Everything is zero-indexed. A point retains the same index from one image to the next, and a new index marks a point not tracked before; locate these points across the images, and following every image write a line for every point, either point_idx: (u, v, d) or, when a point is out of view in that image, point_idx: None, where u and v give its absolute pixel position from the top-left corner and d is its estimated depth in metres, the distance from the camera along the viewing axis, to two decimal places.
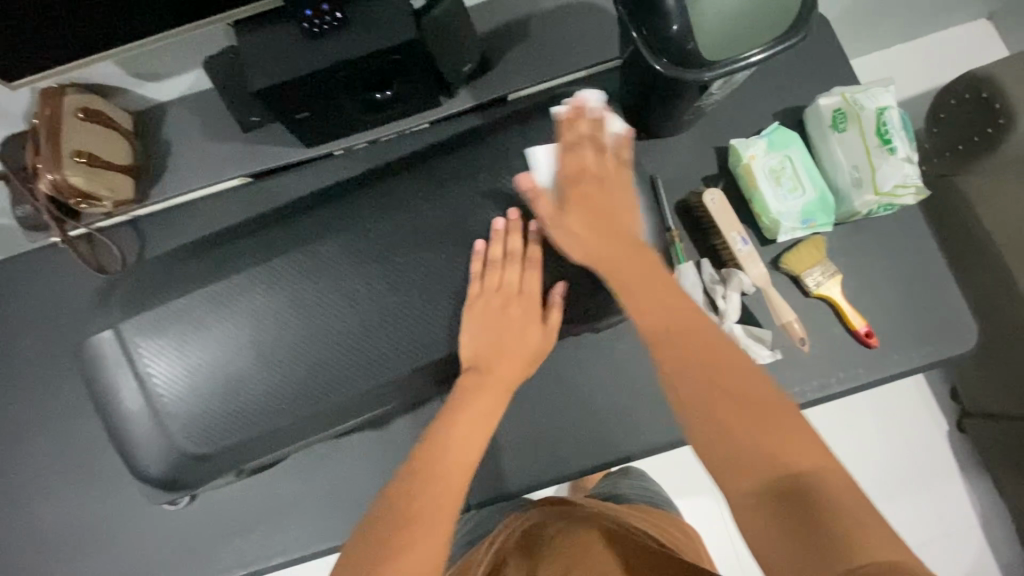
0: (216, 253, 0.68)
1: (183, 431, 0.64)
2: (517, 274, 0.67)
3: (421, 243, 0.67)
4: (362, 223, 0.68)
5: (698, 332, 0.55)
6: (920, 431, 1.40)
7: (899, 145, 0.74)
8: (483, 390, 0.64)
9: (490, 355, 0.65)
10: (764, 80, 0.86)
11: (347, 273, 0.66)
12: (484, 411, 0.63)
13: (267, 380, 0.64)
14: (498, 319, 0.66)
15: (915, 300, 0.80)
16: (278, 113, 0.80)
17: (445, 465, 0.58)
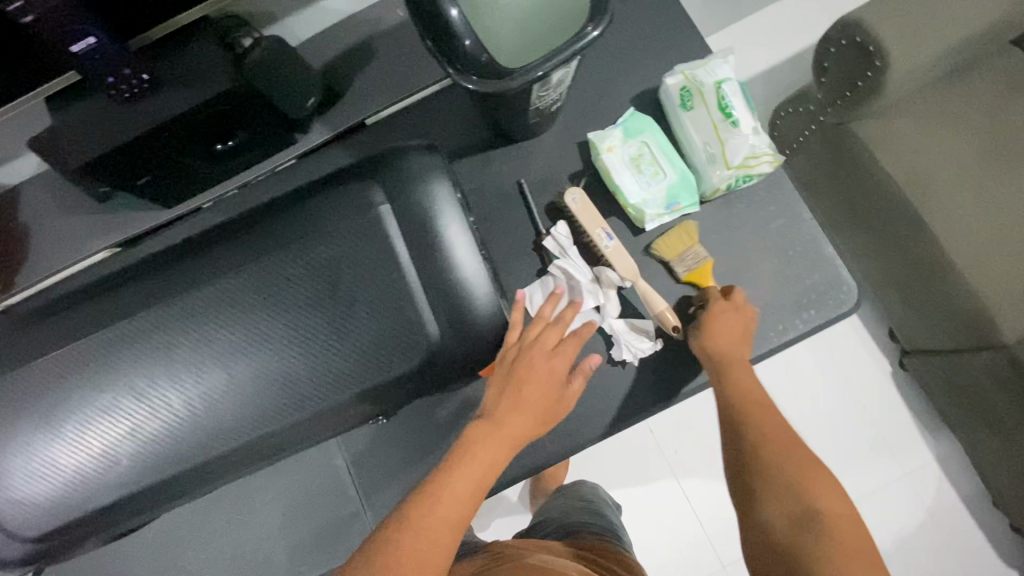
0: (46, 312, 0.59)
1: (16, 517, 0.55)
2: (554, 336, 0.67)
3: (274, 269, 0.56)
4: (213, 257, 0.57)
5: (766, 407, 0.71)
6: (867, 381, 1.41)
7: (741, 117, 0.73)
8: (487, 447, 0.63)
9: (510, 411, 0.65)
10: (614, 67, 0.85)
11: (190, 314, 0.56)
12: (483, 465, 0.62)
13: (104, 453, 0.54)
14: (527, 377, 0.65)
15: (790, 267, 0.79)
16: (116, 181, 0.78)
17: (435, 516, 0.58)
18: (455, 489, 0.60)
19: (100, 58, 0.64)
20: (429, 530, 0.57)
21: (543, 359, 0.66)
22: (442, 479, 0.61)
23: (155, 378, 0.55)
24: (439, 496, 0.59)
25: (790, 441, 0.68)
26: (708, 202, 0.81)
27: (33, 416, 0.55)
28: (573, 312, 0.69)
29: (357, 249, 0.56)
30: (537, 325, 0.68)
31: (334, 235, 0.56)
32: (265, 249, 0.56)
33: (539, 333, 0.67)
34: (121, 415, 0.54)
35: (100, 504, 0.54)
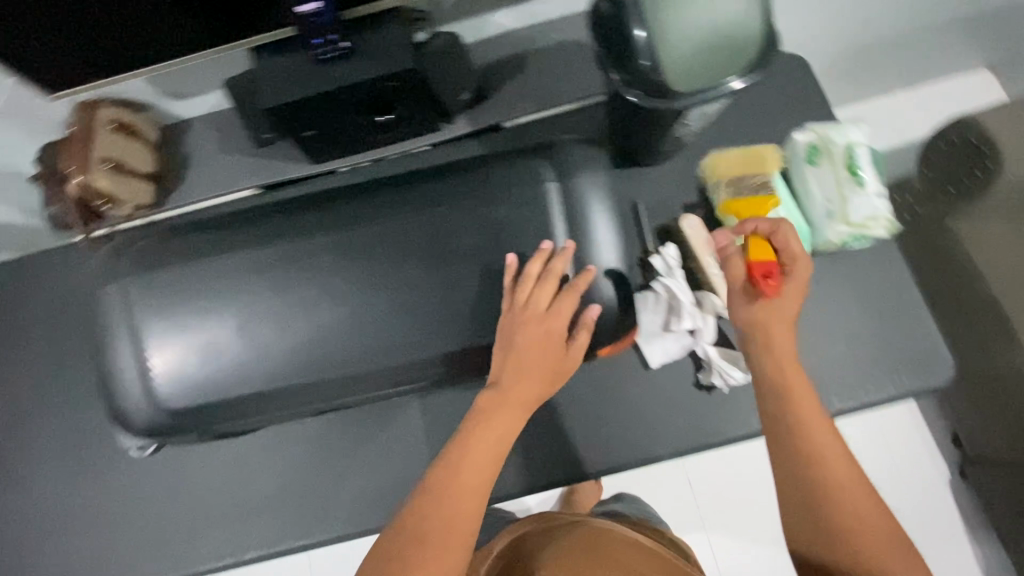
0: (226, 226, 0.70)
1: (166, 386, 0.64)
2: (545, 295, 0.66)
3: (446, 227, 0.69)
4: (396, 207, 0.70)
5: (829, 453, 0.63)
6: (920, 479, 1.36)
7: (867, 179, 0.78)
8: (498, 415, 0.65)
9: (515, 374, 0.65)
10: (744, 117, 0.91)
11: (374, 248, 0.68)
12: (495, 436, 0.64)
13: (258, 348, 0.65)
14: (524, 342, 0.65)
15: (888, 334, 0.81)
16: (287, 130, 0.87)
17: (459, 486, 0.61)
18: (472, 454, 0.63)
19: (315, 21, 0.74)
20: (454, 498, 0.61)
21: (536, 322, 0.65)
22: (461, 446, 0.64)
23: (318, 294, 0.67)
24: (463, 463, 0.63)
25: (854, 504, 0.61)
26: (816, 255, 0.84)
27: (217, 303, 0.66)
28: (558, 263, 0.66)
29: (518, 228, 0.70)
30: (528, 283, 0.66)
31: (500, 210, 0.69)
32: (443, 210, 0.70)
33: (528, 293, 0.65)
34: (293, 315, 0.66)
35: (240, 391, 0.64)
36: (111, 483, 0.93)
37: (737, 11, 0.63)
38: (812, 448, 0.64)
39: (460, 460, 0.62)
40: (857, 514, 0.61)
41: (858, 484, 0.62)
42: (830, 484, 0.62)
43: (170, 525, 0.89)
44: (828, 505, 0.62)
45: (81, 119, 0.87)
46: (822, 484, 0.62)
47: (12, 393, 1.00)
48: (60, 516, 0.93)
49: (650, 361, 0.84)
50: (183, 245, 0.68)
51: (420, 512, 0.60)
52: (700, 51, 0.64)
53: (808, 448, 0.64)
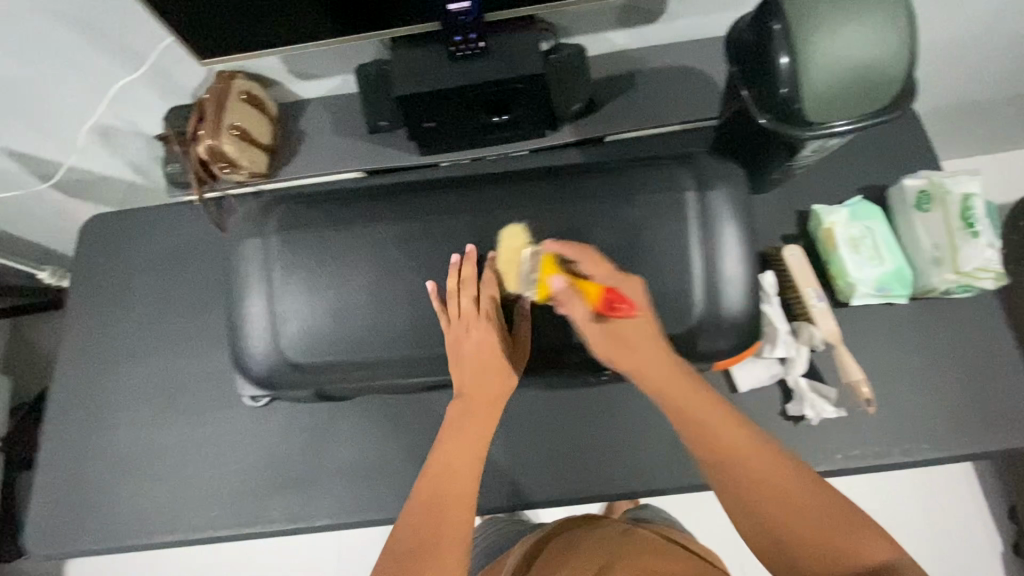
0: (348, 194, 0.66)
1: (290, 340, 0.64)
2: (470, 298, 0.63)
3: (585, 222, 0.63)
4: (538, 195, 0.65)
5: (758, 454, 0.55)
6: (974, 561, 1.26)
7: (982, 231, 0.77)
8: (469, 420, 0.63)
9: (471, 380, 0.63)
10: (851, 158, 0.91)
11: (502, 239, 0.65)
12: (470, 441, 0.62)
13: (374, 318, 0.64)
14: (471, 350, 0.63)
15: (984, 390, 0.80)
16: (408, 120, 0.90)
17: (444, 496, 0.58)
18: (452, 455, 0.61)
19: (462, 19, 0.78)
20: (447, 496, 0.57)
21: (470, 329, 0.63)
22: (438, 457, 0.62)
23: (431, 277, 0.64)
24: (449, 473, 0.59)
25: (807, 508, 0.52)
26: (913, 302, 0.84)
27: (339, 273, 0.64)
28: (488, 270, 0.64)
29: (662, 234, 0.62)
30: (456, 299, 0.62)
31: (648, 210, 0.62)
32: (585, 204, 0.64)
33: (456, 303, 0.62)
34: (412, 295, 0.63)
35: (355, 357, 0.63)
36: (171, 439, 0.91)
37: (886, 48, 0.65)
38: (718, 458, 0.56)
39: (435, 477, 0.59)
40: (793, 493, 0.53)
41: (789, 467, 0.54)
42: (755, 475, 0.54)
43: (228, 488, 0.87)
44: (768, 507, 0.53)
45: (217, 86, 0.92)
46: (738, 491, 0.55)
47: (83, 334, 0.98)
48: (115, 466, 0.91)
49: (737, 388, 0.81)
50: (316, 207, 0.66)
51: (411, 522, 0.56)
52: (847, 85, 0.66)
53: (722, 447, 0.56)
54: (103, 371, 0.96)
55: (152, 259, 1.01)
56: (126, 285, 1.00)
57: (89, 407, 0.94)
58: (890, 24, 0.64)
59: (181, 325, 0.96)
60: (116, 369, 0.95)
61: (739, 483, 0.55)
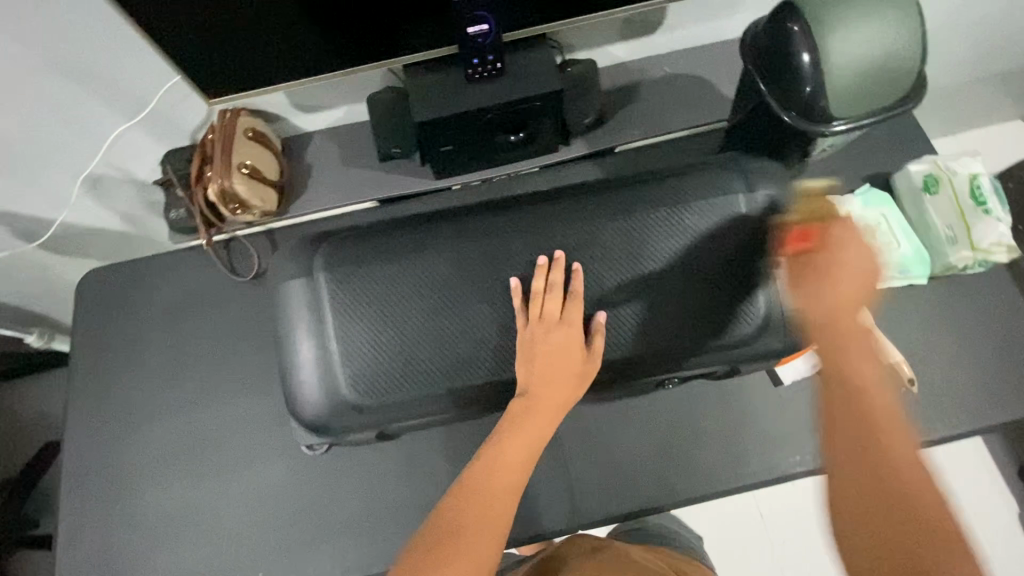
0: (405, 222, 0.66)
1: (348, 377, 0.61)
2: (558, 304, 0.60)
3: (642, 227, 0.64)
4: (588, 207, 0.65)
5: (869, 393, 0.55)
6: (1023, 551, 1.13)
7: (993, 207, 0.82)
8: (530, 424, 0.57)
9: (541, 382, 0.58)
10: (856, 149, 0.95)
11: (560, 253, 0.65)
12: (524, 444, 0.56)
13: (437, 347, 0.62)
14: (544, 353, 0.59)
15: (1007, 358, 0.84)
16: (426, 145, 0.89)
17: (489, 492, 0.53)
18: (505, 459, 0.55)
19: (480, 42, 0.78)
20: (486, 500, 0.53)
21: (548, 328, 0.60)
22: (490, 451, 0.56)
23: (495, 299, 0.62)
24: (496, 466, 0.55)
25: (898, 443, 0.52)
26: (932, 282, 0.87)
27: (397, 304, 0.62)
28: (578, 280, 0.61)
29: (716, 234, 0.64)
30: (544, 298, 0.60)
31: (702, 214, 0.64)
32: (639, 212, 0.64)
33: (539, 306, 0.60)
34: (476, 320, 0.62)
35: (419, 389, 0.61)
36: (203, 500, 0.86)
37: (900, 44, 0.68)
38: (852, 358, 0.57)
39: (478, 472, 0.54)
40: (896, 495, 0.49)
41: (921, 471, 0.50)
42: (892, 469, 0.50)
43: (272, 544, 0.83)
44: (850, 491, 0.51)
45: (221, 125, 0.90)
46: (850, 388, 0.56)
47: (92, 398, 0.92)
48: (145, 536, 0.85)
49: (779, 379, 0.83)
50: (368, 241, 0.64)
51: (445, 513, 0.52)
52: (868, 78, 0.68)
53: (870, 425, 0.53)
54: (119, 436, 0.90)
55: (163, 312, 0.96)
56: (136, 341, 0.95)
57: (108, 476, 0.88)
58: (902, 21, 0.68)
59: (202, 377, 0.92)
60: (133, 432, 0.90)
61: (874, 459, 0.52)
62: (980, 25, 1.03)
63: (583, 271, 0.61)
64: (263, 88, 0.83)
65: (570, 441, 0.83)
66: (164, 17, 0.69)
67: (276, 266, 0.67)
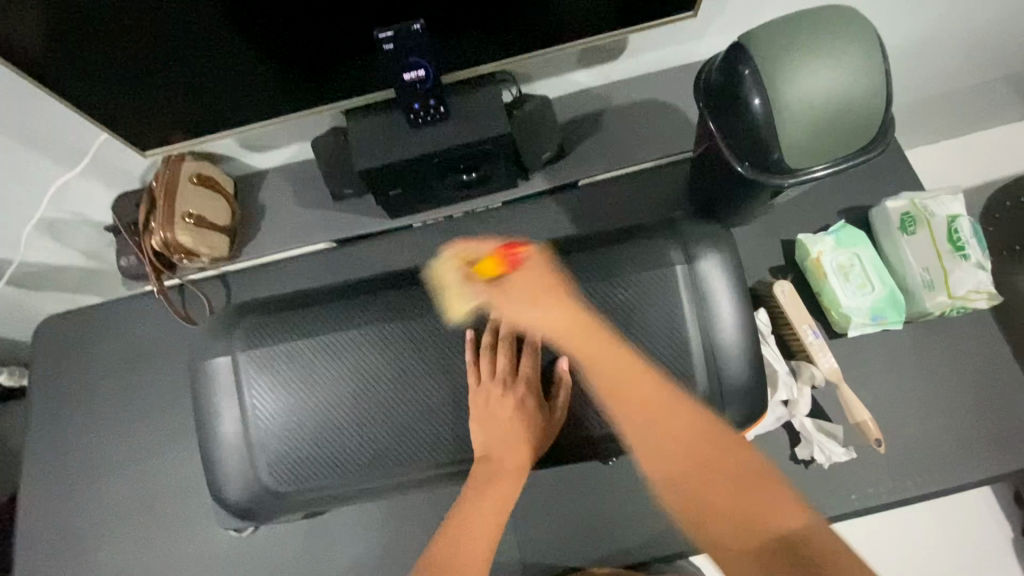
0: (329, 300, 0.63)
1: (269, 463, 0.59)
2: (510, 360, 0.59)
3: (570, 300, 0.61)
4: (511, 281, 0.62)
5: (639, 380, 0.53)
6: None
7: (972, 252, 0.76)
8: (495, 488, 0.55)
9: (501, 443, 0.57)
10: (831, 180, 0.89)
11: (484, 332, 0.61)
12: (495, 503, 0.55)
13: (358, 432, 0.59)
14: (502, 413, 0.58)
15: (988, 409, 0.79)
16: (373, 188, 0.85)
17: (457, 563, 0.51)
18: (473, 525, 0.54)
19: (418, 87, 0.74)
20: (458, 564, 0.51)
21: (499, 388, 0.58)
22: (456, 518, 0.55)
23: (419, 382, 0.59)
24: (465, 529, 0.54)
25: (682, 421, 0.51)
26: (908, 325, 0.83)
27: (319, 383, 0.60)
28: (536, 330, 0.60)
29: (653, 306, 0.59)
30: (494, 355, 0.59)
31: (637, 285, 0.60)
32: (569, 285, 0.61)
33: (492, 361, 0.58)
34: (400, 404, 0.59)
35: (340, 476, 0.59)
36: (160, 556, 0.86)
37: (860, 89, 0.62)
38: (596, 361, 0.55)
39: (446, 543, 0.53)
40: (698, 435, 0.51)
41: (676, 411, 0.52)
42: (656, 418, 0.52)
43: None
44: (685, 461, 0.50)
45: (164, 173, 0.87)
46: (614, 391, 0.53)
47: (49, 450, 0.92)
48: None
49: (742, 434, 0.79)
50: (290, 314, 0.62)
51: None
52: (824, 124, 0.63)
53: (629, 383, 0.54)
54: (78, 488, 0.90)
55: (117, 360, 0.95)
56: (90, 390, 0.94)
57: (67, 529, 0.89)
58: (861, 64, 0.62)
59: (156, 429, 0.91)
60: (91, 484, 0.90)
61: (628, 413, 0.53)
62: (971, 36, 0.95)
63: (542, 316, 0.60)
64: (198, 138, 0.80)
65: (525, 499, 0.80)
66: (78, 80, 0.66)
67: (202, 339, 0.65)
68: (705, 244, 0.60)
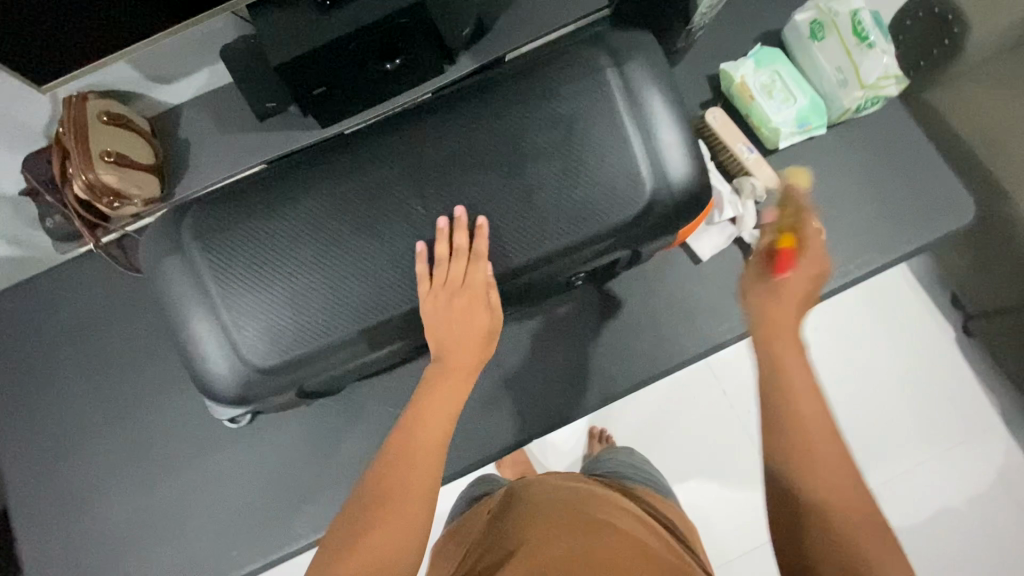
0: (269, 180, 0.62)
1: (249, 343, 0.59)
2: (463, 266, 0.58)
3: (508, 124, 0.60)
4: (447, 120, 0.61)
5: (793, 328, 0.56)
6: (975, 414, 1.12)
7: (876, 40, 0.81)
8: (448, 382, 0.56)
9: (451, 343, 0.57)
10: (744, 9, 0.91)
11: (429, 175, 0.60)
12: (444, 402, 0.55)
13: (330, 295, 0.59)
14: (454, 313, 0.57)
15: (908, 190, 0.86)
16: (297, 90, 0.83)
17: (414, 451, 0.52)
18: (425, 420, 0.54)
19: None
20: (411, 463, 0.51)
21: (453, 293, 0.58)
22: (409, 417, 0.55)
23: (381, 232, 0.59)
24: (418, 422, 0.54)
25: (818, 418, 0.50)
26: (832, 130, 0.88)
27: (282, 259, 0.59)
28: (483, 240, 0.58)
29: (591, 115, 0.60)
30: (447, 263, 0.58)
31: (573, 98, 0.60)
32: (503, 112, 0.60)
33: (445, 271, 0.58)
34: (365, 259, 0.59)
35: (322, 340, 0.59)
36: (166, 499, 0.86)
37: None
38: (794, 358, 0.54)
39: (404, 437, 0.53)
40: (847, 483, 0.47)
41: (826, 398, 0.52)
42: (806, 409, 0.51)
43: (245, 523, 0.85)
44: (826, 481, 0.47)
45: (69, 116, 0.80)
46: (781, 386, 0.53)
47: (23, 428, 0.89)
48: (115, 547, 0.86)
49: (699, 257, 0.84)
50: (235, 199, 0.60)
51: (375, 476, 0.51)
52: None
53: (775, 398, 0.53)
54: (63, 456, 0.88)
55: (73, 327, 0.92)
56: (53, 361, 0.91)
57: (62, 496, 0.87)
58: None
59: (133, 384, 0.89)
60: (76, 449, 0.88)
61: (793, 455, 0.49)
62: None
63: (489, 226, 0.58)
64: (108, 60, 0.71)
65: (512, 362, 0.84)
66: None
67: (150, 250, 0.63)
68: (632, 55, 0.61)
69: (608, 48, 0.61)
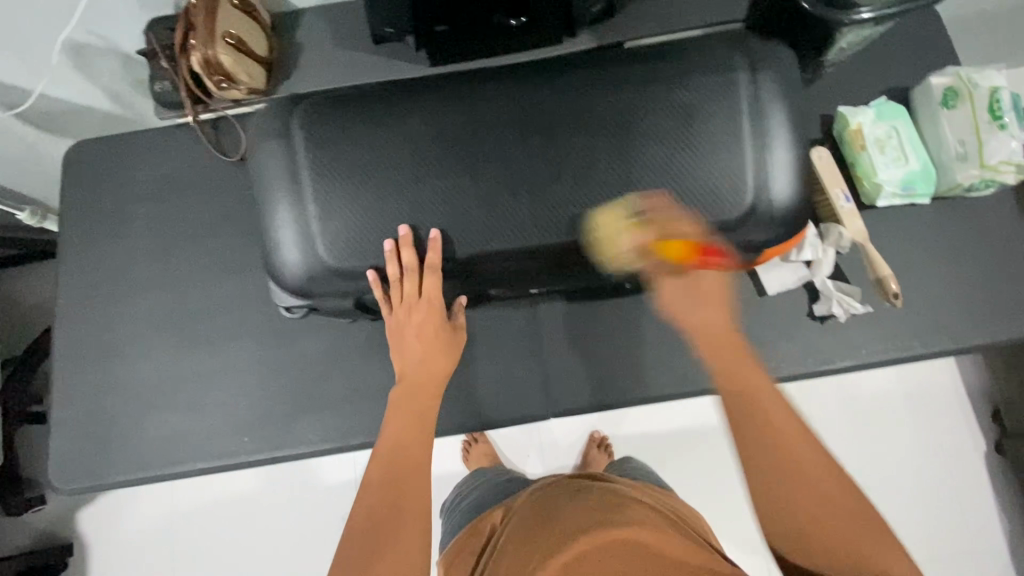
0: (384, 92, 0.63)
1: (326, 239, 0.61)
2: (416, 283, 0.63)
3: (626, 99, 0.60)
4: (568, 79, 0.61)
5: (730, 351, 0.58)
6: (984, 531, 1.08)
7: (1010, 123, 0.76)
8: (414, 402, 0.69)
9: (415, 364, 0.70)
10: (878, 58, 0.89)
11: (537, 125, 0.60)
12: (411, 417, 0.67)
13: (414, 215, 0.61)
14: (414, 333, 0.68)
15: (995, 282, 0.83)
16: (420, 23, 0.83)
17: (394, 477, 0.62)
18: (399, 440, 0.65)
19: None
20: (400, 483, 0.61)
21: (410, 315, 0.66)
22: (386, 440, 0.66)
23: (477, 167, 0.60)
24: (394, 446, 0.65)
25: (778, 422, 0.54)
26: (933, 202, 0.85)
27: (378, 168, 0.61)
28: (432, 252, 0.61)
29: (714, 111, 0.59)
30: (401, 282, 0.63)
31: (700, 89, 0.60)
32: (626, 85, 0.60)
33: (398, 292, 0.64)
34: (455, 190, 0.60)
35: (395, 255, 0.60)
36: (191, 372, 0.89)
37: None
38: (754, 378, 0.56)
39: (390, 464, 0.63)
40: (829, 473, 0.52)
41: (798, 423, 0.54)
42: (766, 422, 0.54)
43: (257, 416, 0.87)
44: (786, 485, 0.51)
45: None
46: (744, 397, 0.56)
47: (82, 269, 0.94)
48: (133, 403, 0.89)
49: (764, 290, 0.83)
50: (349, 101, 0.62)
51: (365, 503, 0.60)
52: None
53: (754, 423, 0.54)
54: (110, 305, 0.92)
55: (149, 189, 0.95)
56: (125, 215, 0.95)
57: (99, 341, 0.91)
58: None
59: (191, 258, 0.93)
60: (123, 302, 0.92)
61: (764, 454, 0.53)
62: None
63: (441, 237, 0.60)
64: None
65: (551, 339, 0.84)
66: None
67: (254, 129, 0.65)
68: (768, 63, 0.61)
69: (745, 51, 0.61)
